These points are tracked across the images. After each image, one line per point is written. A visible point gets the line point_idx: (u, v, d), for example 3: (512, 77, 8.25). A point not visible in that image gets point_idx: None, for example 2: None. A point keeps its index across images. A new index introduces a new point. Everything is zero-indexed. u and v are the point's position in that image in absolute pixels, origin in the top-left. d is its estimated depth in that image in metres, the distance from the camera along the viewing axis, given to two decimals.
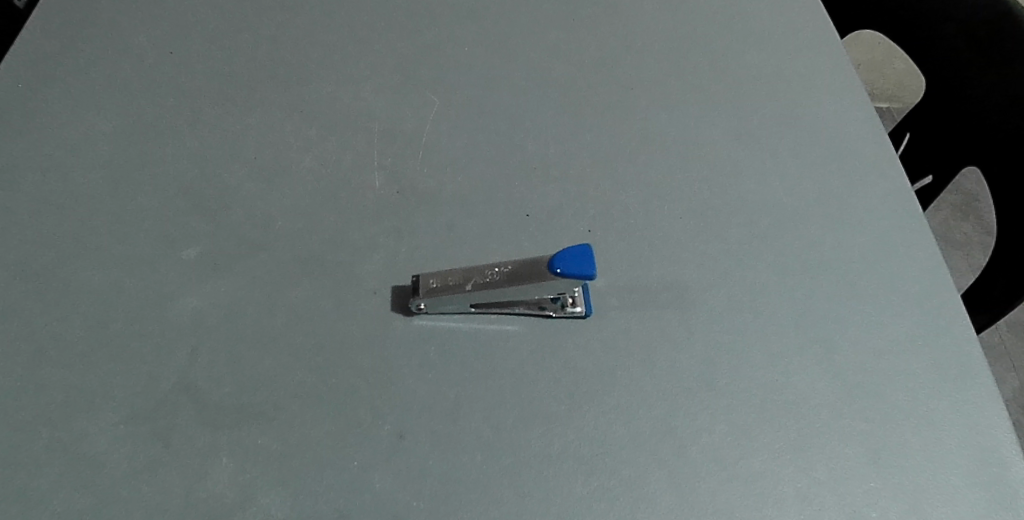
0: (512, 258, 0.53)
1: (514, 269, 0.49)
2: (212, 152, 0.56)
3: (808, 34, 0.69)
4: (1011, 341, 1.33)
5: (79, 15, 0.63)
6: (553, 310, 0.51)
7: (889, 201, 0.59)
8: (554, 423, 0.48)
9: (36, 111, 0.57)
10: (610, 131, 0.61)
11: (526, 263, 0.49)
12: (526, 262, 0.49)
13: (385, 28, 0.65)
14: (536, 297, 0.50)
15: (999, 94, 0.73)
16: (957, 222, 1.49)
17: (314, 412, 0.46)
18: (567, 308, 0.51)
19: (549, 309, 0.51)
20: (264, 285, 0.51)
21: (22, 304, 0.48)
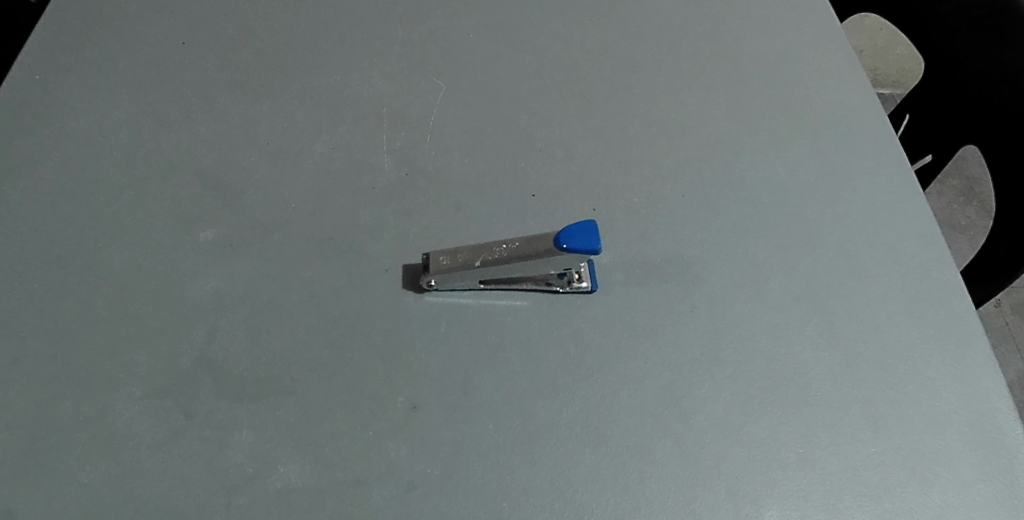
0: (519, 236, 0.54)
1: (523, 246, 0.51)
2: (223, 137, 0.58)
3: (807, 16, 0.70)
4: (1015, 322, 1.34)
5: (90, 6, 0.64)
6: (560, 287, 0.52)
7: (888, 176, 0.60)
8: (563, 394, 0.49)
9: (54, 100, 0.59)
10: (614, 113, 0.62)
11: (534, 240, 0.51)
12: (534, 238, 0.51)
13: (391, 15, 0.67)
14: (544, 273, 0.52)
15: (995, 72, 0.74)
16: (960, 205, 1.51)
17: (329, 385, 0.48)
18: (573, 284, 0.52)
19: (556, 285, 0.52)
20: (279, 265, 0.52)
21: (45, 286, 0.50)
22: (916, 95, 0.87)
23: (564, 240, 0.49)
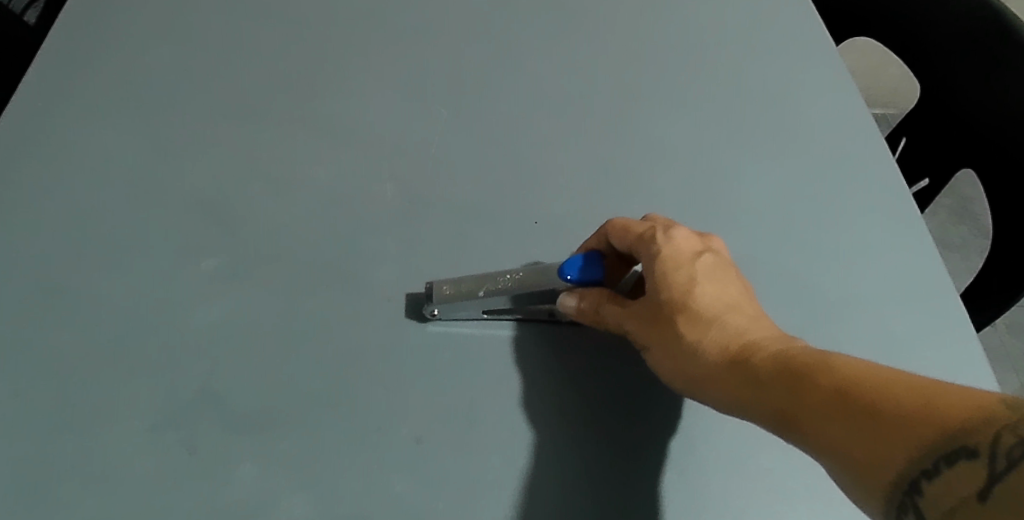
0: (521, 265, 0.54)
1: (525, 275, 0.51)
2: (226, 166, 0.58)
3: (802, 47, 0.71)
4: (1010, 343, 1.36)
5: (93, 35, 0.65)
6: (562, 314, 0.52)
7: (884, 204, 0.61)
8: (567, 425, 0.49)
9: (56, 129, 0.58)
10: (615, 138, 0.62)
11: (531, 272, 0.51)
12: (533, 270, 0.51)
13: (393, 42, 0.67)
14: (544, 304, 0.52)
15: (991, 96, 0.75)
16: (954, 224, 1.52)
17: (332, 417, 0.47)
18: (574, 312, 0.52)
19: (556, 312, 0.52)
20: (281, 295, 0.52)
21: (45, 318, 0.49)
22: (913, 117, 0.88)
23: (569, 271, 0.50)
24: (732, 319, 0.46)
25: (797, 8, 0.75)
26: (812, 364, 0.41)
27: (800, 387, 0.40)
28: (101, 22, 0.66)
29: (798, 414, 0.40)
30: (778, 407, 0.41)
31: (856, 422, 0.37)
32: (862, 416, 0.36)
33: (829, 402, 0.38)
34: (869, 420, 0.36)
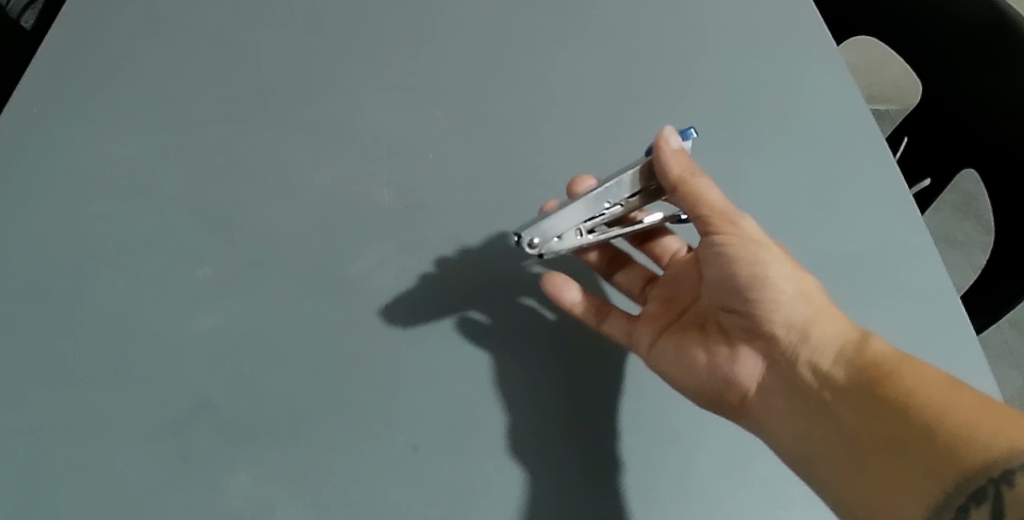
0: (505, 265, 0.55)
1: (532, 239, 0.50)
2: (224, 173, 0.58)
3: (801, 47, 0.71)
4: (1013, 339, 1.36)
5: (93, 43, 0.65)
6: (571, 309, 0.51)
7: (885, 206, 0.61)
8: (563, 432, 0.49)
9: (54, 137, 0.59)
10: (613, 141, 0.62)
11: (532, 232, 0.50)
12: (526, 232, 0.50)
13: (391, 48, 0.68)
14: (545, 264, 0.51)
15: (993, 94, 0.74)
16: (959, 220, 1.51)
17: (328, 424, 0.47)
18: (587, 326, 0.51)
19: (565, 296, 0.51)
20: (278, 301, 0.52)
21: (42, 325, 0.50)
22: (915, 117, 0.87)
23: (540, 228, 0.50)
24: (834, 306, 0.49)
25: (796, 8, 0.75)
26: (925, 363, 0.44)
27: (912, 370, 0.43)
28: (100, 30, 0.66)
29: (908, 385, 0.42)
30: (878, 364, 0.44)
31: (968, 408, 0.40)
32: (978, 407, 0.40)
33: (943, 388, 0.41)
34: (981, 412, 0.39)
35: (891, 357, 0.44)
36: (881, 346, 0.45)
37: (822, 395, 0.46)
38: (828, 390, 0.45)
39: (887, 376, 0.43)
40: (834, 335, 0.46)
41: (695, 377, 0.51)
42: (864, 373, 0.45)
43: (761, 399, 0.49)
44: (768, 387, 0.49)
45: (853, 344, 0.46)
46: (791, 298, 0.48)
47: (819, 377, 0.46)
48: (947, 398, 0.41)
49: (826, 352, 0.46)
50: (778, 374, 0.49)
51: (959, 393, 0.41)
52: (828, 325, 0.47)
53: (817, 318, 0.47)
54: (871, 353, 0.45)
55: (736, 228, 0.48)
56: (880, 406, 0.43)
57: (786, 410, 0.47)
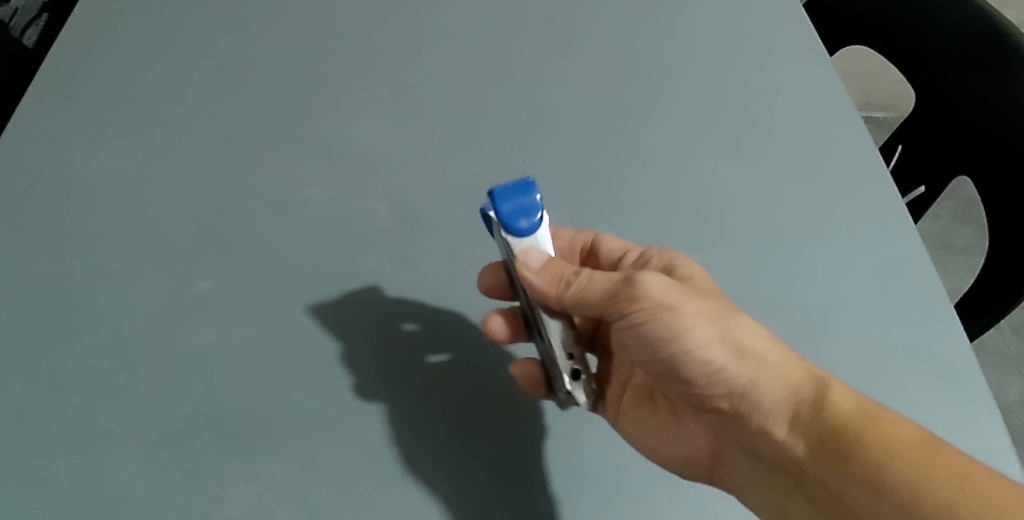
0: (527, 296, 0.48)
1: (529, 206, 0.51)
2: (223, 190, 0.59)
3: (787, 61, 0.73)
4: (1016, 343, 1.36)
5: (97, 71, 0.67)
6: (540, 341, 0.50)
7: (874, 216, 0.62)
8: (558, 440, 0.49)
9: (59, 160, 0.61)
10: (603, 156, 0.64)
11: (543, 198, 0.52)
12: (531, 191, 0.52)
13: (387, 66, 0.69)
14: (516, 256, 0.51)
15: (982, 99, 0.75)
16: (958, 226, 1.51)
17: (324, 435, 0.48)
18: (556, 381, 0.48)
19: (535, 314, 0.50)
20: (275, 314, 0.53)
21: (43, 341, 0.50)
22: (909, 125, 0.88)
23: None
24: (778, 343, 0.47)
25: (781, 24, 0.77)
26: (893, 416, 0.43)
27: (880, 432, 0.42)
28: (107, 58, 0.69)
29: (880, 454, 0.41)
30: (842, 427, 0.43)
31: (949, 484, 0.39)
32: (958, 481, 0.39)
33: (921, 457, 0.40)
34: (962, 484, 0.39)
35: (854, 417, 0.43)
36: (839, 405, 0.43)
37: (788, 466, 0.44)
38: (794, 462, 0.44)
39: (855, 442, 0.42)
40: (782, 399, 0.45)
41: (654, 450, 0.50)
42: (829, 440, 0.43)
43: (725, 459, 0.48)
44: (730, 444, 0.48)
45: (808, 404, 0.44)
46: (730, 366, 0.46)
47: (781, 447, 0.44)
48: (926, 469, 0.40)
49: (779, 418, 0.45)
50: (739, 437, 0.47)
51: (936, 463, 0.40)
52: (775, 389, 0.45)
53: (760, 381, 0.45)
54: (833, 415, 0.43)
55: (647, 309, 0.45)
56: (853, 481, 0.41)
57: (754, 476, 0.46)
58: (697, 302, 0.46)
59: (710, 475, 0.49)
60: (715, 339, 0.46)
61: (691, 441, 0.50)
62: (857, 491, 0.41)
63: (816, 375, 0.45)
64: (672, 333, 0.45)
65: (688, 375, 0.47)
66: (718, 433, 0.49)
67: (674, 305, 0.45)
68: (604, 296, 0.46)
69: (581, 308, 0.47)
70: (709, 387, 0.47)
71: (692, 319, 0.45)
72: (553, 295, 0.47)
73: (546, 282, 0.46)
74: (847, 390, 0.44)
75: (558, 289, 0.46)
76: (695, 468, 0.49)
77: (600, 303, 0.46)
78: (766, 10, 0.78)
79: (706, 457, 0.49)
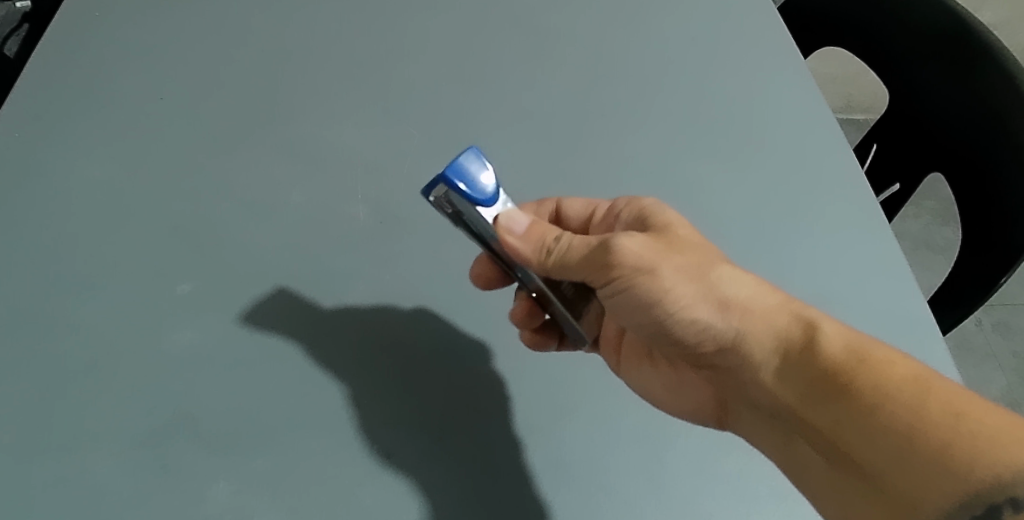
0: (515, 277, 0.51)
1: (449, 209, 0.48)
2: (203, 194, 0.60)
3: (759, 61, 0.75)
4: (996, 340, 1.38)
5: (76, 77, 0.68)
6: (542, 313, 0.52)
7: (844, 214, 0.63)
8: (535, 435, 0.50)
9: (38, 165, 0.61)
10: (580, 156, 0.65)
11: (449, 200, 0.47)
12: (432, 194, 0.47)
13: (365, 70, 0.70)
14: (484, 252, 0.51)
15: (952, 98, 0.77)
16: (937, 225, 1.54)
17: (303, 433, 0.48)
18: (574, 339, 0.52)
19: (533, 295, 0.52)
20: (254, 314, 0.53)
21: (23, 343, 0.51)
22: (883, 125, 0.89)
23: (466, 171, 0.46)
24: (766, 289, 0.47)
25: (753, 26, 0.78)
26: (883, 349, 0.44)
27: (872, 372, 0.42)
28: (88, 64, 0.69)
29: (872, 396, 0.41)
30: (837, 371, 0.43)
31: (944, 422, 0.39)
32: (951, 417, 0.39)
33: (915, 391, 0.41)
34: (957, 420, 0.39)
35: (846, 359, 0.43)
36: (830, 347, 0.44)
37: (784, 413, 0.45)
38: (788, 409, 0.45)
39: (848, 384, 0.42)
40: (772, 349, 0.46)
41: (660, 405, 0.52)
42: (823, 384, 0.43)
43: (732, 409, 0.49)
44: (733, 395, 0.49)
45: (799, 350, 0.45)
46: (714, 326, 0.46)
47: (775, 396, 0.45)
48: (919, 408, 0.40)
49: (771, 368, 0.46)
50: (737, 386, 0.48)
51: (929, 400, 0.40)
52: (763, 340, 0.46)
53: (748, 334, 0.46)
54: (825, 360, 0.44)
55: (625, 271, 0.46)
56: (851, 421, 0.42)
57: (760, 425, 0.47)
58: (676, 260, 0.47)
59: (718, 419, 0.50)
60: (695, 302, 0.46)
61: (696, 388, 0.52)
62: (852, 433, 0.41)
63: (804, 318, 0.46)
64: (654, 301, 0.46)
65: (675, 337, 0.48)
66: (719, 383, 0.50)
67: (651, 268, 0.46)
68: (584, 262, 0.47)
69: (564, 273, 0.48)
70: (696, 344, 0.48)
71: (673, 281, 0.46)
72: (536, 261, 0.48)
73: (530, 248, 0.48)
74: (838, 330, 0.45)
75: (541, 257, 0.48)
76: (703, 415, 0.51)
77: (579, 270, 0.48)
78: (739, 11, 0.80)
79: (712, 405, 0.51)
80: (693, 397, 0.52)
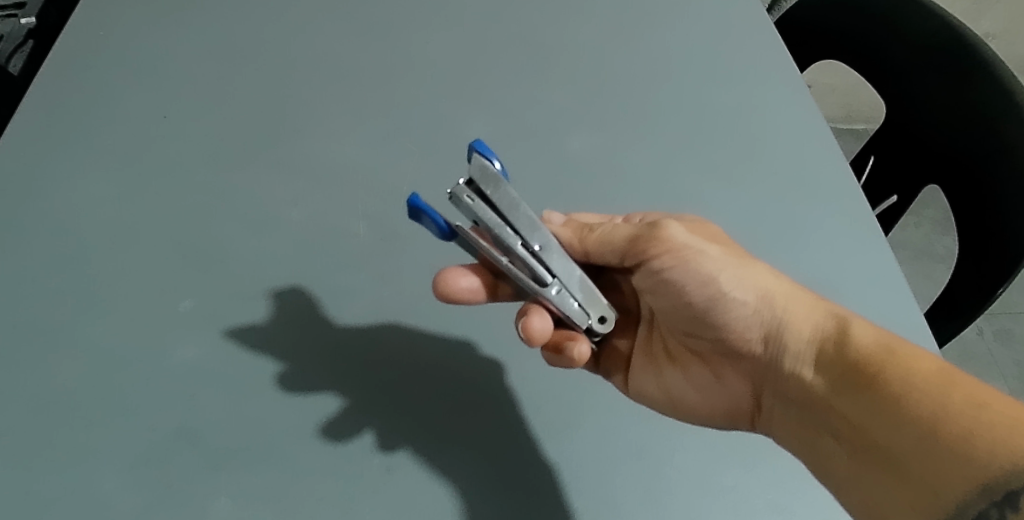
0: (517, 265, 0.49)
1: (483, 190, 0.48)
2: (205, 211, 0.61)
3: (756, 75, 0.76)
4: (997, 349, 1.38)
5: (81, 95, 0.69)
6: (567, 305, 0.51)
7: (841, 226, 0.64)
8: (533, 449, 0.50)
9: (44, 183, 0.62)
10: (579, 171, 0.66)
11: (491, 173, 0.48)
12: (474, 172, 0.48)
13: (366, 87, 0.71)
14: (502, 243, 0.48)
15: (947, 110, 0.78)
16: (937, 234, 1.54)
17: (304, 448, 0.49)
18: (598, 316, 0.52)
19: (557, 285, 0.50)
20: (256, 330, 0.54)
21: (28, 360, 0.51)
22: (881, 137, 0.90)
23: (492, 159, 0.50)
24: (802, 289, 0.52)
25: (750, 41, 0.79)
26: (911, 346, 0.46)
27: (899, 364, 0.44)
28: (93, 83, 0.70)
29: (898, 386, 0.43)
30: (866, 363, 0.46)
31: (965, 411, 0.40)
32: (974, 407, 0.40)
33: (940, 381, 0.43)
34: (978, 409, 0.40)
35: (875, 351, 0.46)
36: (861, 339, 0.47)
37: (815, 404, 0.48)
38: (820, 400, 0.48)
39: (875, 375, 0.45)
40: (809, 340, 0.49)
41: (694, 404, 0.54)
42: (852, 374, 0.46)
43: (764, 407, 0.52)
44: (767, 391, 0.52)
45: (832, 341, 0.48)
46: (758, 308, 0.51)
47: (808, 386, 0.48)
48: (942, 396, 0.42)
49: (806, 359, 0.49)
50: (772, 380, 0.51)
51: (952, 391, 0.42)
52: (802, 329, 0.50)
53: (786, 324, 0.50)
54: (854, 351, 0.47)
55: (673, 252, 0.51)
56: (876, 409, 0.44)
57: (790, 421, 0.49)
58: (719, 249, 0.52)
59: (751, 420, 0.52)
60: (741, 283, 0.51)
61: (730, 391, 0.54)
62: (878, 421, 0.44)
63: (839, 314, 0.50)
64: (700, 278, 0.51)
65: (719, 320, 0.52)
66: (756, 379, 0.53)
67: (696, 248, 0.51)
68: (625, 241, 0.52)
69: (602, 253, 0.53)
70: (742, 331, 0.52)
71: (719, 263, 0.51)
72: (576, 243, 0.54)
73: (569, 230, 0.54)
74: (868, 328, 0.48)
75: (581, 236, 0.53)
76: (737, 416, 0.53)
77: (619, 250, 0.53)
78: (736, 26, 0.81)
79: (747, 405, 0.53)
80: (728, 399, 0.54)
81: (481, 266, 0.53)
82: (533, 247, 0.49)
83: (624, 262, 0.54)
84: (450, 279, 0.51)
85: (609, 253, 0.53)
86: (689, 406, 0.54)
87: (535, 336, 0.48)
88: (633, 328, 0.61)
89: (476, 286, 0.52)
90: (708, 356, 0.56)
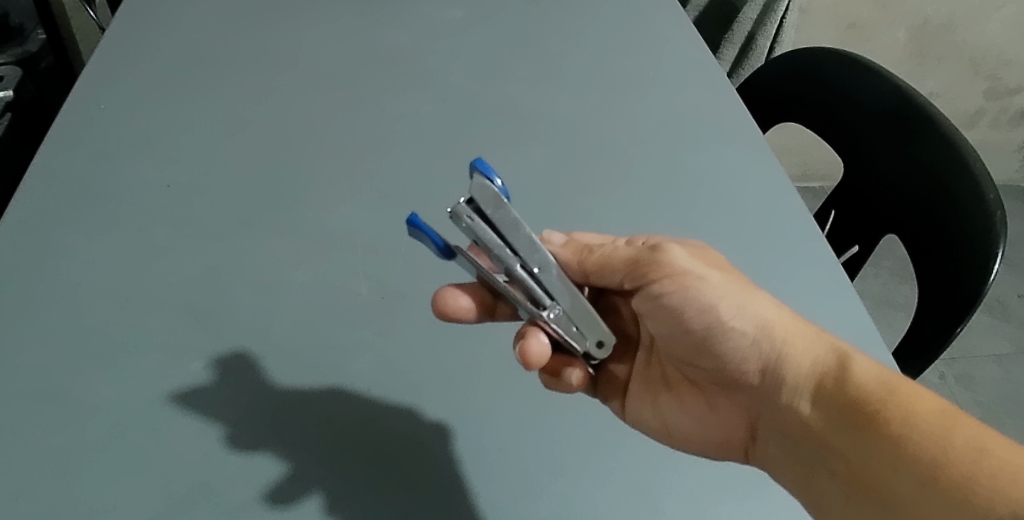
0: (519, 287, 0.53)
1: (483, 210, 0.48)
2: (212, 274, 0.63)
3: (724, 137, 0.81)
4: (959, 391, 1.44)
5: (84, 165, 0.71)
6: (563, 327, 0.55)
7: (811, 276, 0.68)
8: (540, 492, 0.52)
9: (51, 250, 0.64)
10: (565, 228, 0.70)
11: (492, 194, 0.48)
12: (474, 192, 0.48)
13: (360, 154, 0.75)
14: (501, 264, 0.51)
15: (902, 156, 0.84)
16: (896, 283, 1.62)
17: (318, 499, 0.51)
18: (596, 340, 0.56)
19: (555, 308, 0.54)
20: (266, 387, 0.56)
21: (41, 422, 0.53)
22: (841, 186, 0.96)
23: (492, 176, 0.51)
24: (801, 322, 0.55)
25: (717, 105, 0.85)
26: (908, 384, 0.50)
27: (899, 404, 0.48)
28: (94, 153, 0.73)
29: (898, 426, 0.47)
30: (865, 402, 0.50)
31: (965, 457, 0.45)
32: (974, 453, 0.45)
33: (939, 424, 0.47)
34: (979, 456, 0.45)
35: (875, 390, 0.50)
36: (862, 377, 0.51)
37: (810, 436, 0.51)
38: (815, 432, 0.51)
39: (875, 413, 0.49)
40: (808, 374, 0.52)
41: (689, 436, 0.57)
42: (850, 411, 0.50)
43: (758, 439, 0.55)
44: (763, 424, 0.55)
45: (833, 376, 0.52)
46: (757, 340, 0.54)
47: (805, 419, 0.52)
48: (942, 439, 0.46)
49: (804, 392, 0.52)
50: (768, 413, 0.55)
51: (952, 435, 0.46)
52: (801, 361, 0.53)
53: (786, 358, 0.53)
54: (854, 388, 0.50)
55: (674, 276, 0.55)
56: (874, 448, 0.48)
57: (786, 456, 0.53)
58: (723, 281, 0.55)
59: (745, 452, 0.56)
60: (740, 315, 0.54)
61: (723, 422, 0.58)
62: (876, 459, 0.47)
63: (839, 350, 0.53)
64: (701, 306, 0.55)
65: (719, 351, 0.56)
66: (752, 412, 0.56)
67: (697, 275, 0.55)
68: (625, 264, 0.56)
69: (603, 274, 0.57)
70: (741, 363, 0.56)
71: (720, 291, 0.55)
72: (576, 263, 0.58)
73: (569, 250, 0.58)
74: (868, 364, 0.52)
75: (581, 256, 0.58)
76: (731, 449, 0.56)
77: (619, 271, 0.57)
78: (703, 92, 0.87)
79: (742, 438, 0.56)
80: (724, 431, 0.58)
81: (480, 287, 0.57)
82: (532, 269, 0.52)
83: (624, 284, 0.58)
84: (448, 297, 0.55)
85: (610, 274, 0.57)
86: (684, 437, 0.57)
87: (532, 360, 0.53)
88: (632, 354, 0.65)
89: (472, 305, 0.56)
90: (704, 386, 0.60)
